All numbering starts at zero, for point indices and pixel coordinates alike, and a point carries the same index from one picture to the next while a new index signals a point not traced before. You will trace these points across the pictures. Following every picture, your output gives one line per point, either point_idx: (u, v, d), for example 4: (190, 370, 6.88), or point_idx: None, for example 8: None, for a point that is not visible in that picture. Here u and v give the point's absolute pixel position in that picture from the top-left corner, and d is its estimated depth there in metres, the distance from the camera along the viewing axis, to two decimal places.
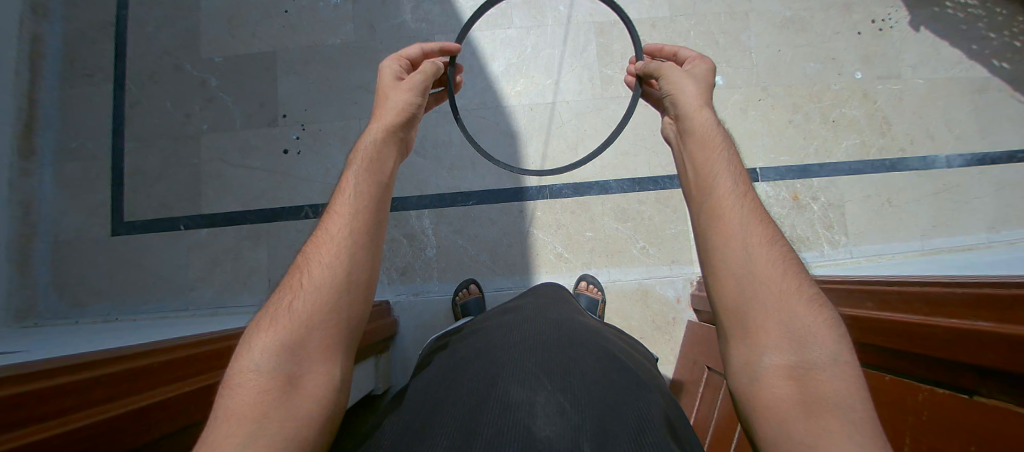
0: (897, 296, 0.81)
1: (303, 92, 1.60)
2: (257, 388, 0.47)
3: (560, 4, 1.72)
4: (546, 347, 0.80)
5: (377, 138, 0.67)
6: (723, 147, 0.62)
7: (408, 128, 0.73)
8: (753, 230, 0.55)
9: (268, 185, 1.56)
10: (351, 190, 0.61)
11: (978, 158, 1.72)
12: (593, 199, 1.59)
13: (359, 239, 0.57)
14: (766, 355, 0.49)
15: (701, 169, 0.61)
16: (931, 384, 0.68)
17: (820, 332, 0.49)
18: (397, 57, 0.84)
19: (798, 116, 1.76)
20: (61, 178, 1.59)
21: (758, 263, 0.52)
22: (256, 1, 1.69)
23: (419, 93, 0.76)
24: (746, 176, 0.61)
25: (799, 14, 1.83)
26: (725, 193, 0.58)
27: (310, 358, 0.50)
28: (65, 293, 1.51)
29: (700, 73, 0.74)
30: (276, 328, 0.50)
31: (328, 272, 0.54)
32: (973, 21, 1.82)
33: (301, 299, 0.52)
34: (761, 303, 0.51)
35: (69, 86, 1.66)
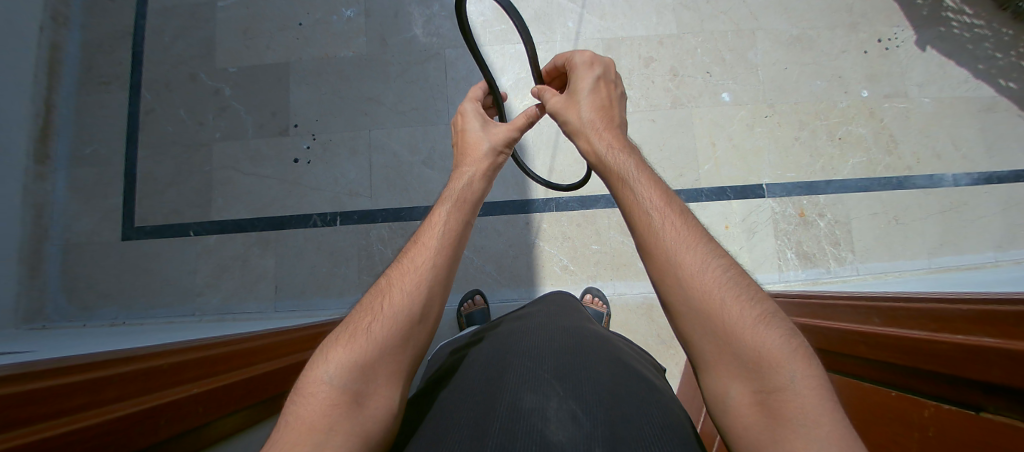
0: (904, 312, 0.81)
1: (314, 103, 1.63)
2: (327, 400, 0.48)
3: (569, 20, 1.77)
4: (554, 353, 0.80)
5: (472, 180, 0.73)
6: (634, 171, 0.63)
7: (496, 171, 0.78)
8: (681, 258, 0.54)
9: (277, 193, 1.57)
10: (439, 226, 0.65)
11: (985, 177, 1.72)
12: (600, 213, 1.59)
13: (439, 275, 0.61)
14: (731, 389, 0.47)
15: (624, 206, 0.62)
16: (934, 399, 0.68)
17: (770, 348, 0.47)
18: (472, 99, 0.88)
19: (805, 133, 1.77)
20: (76, 182, 1.62)
21: (694, 296, 0.51)
22: (271, 13, 1.72)
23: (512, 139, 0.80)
24: (666, 195, 0.60)
25: (805, 33, 1.85)
26: (649, 222, 0.58)
27: (377, 379, 0.52)
28: (76, 296, 1.52)
29: (586, 80, 0.76)
30: (353, 346, 0.53)
31: (409, 299, 0.58)
32: (979, 41, 1.83)
33: (380, 323, 0.55)
34: (708, 336, 0.50)
35: (86, 93, 1.69)
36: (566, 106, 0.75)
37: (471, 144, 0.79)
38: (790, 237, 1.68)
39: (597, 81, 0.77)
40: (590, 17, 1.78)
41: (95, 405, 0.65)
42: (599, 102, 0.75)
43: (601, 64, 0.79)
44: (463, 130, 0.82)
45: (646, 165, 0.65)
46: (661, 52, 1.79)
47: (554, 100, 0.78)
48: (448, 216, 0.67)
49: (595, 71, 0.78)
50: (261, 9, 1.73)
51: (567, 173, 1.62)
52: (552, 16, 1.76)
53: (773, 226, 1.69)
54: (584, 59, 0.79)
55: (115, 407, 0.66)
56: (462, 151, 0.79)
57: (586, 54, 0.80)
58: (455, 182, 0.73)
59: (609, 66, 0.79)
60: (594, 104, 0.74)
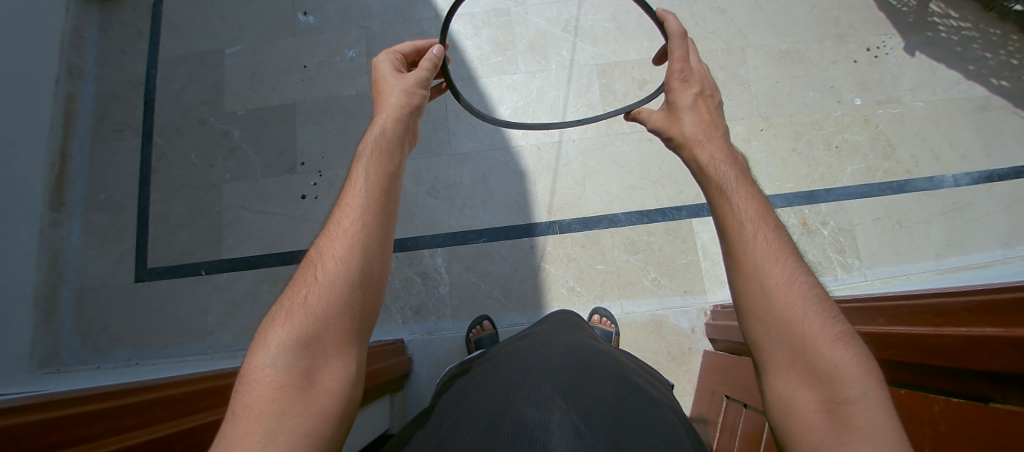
0: (904, 309, 0.84)
1: (320, 140, 1.67)
2: (275, 384, 0.48)
3: (563, 49, 1.78)
4: (558, 370, 0.80)
5: (385, 130, 0.69)
6: (736, 172, 0.64)
7: (415, 112, 0.75)
8: (768, 264, 0.55)
9: (286, 229, 1.60)
10: (361, 182, 0.61)
11: (984, 175, 1.73)
12: (604, 232, 1.61)
13: (371, 235, 0.58)
14: (797, 394, 0.50)
15: (717, 214, 0.62)
16: (945, 394, 0.68)
17: (848, 366, 0.49)
18: (390, 53, 0.85)
19: (801, 144, 1.79)
20: (90, 228, 1.66)
21: (777, 306, 0.53)
22: (277, 57, 1.79)
23: (424, 85, 0.78)
24: (761, 199, 0.62)
25: (794, 46, 1.89)
26: (746, 217, 0.59)
27: (325, 353, 0.52)
28: (89, 340, 1.54)
29: (686, 98, 0.75)
30: (291, 323, 0.52)
31: (342, 266, 0.55)
32: (968, 43, 1.86)
33: (316, 295, 0.53)
34: (781, 342, 0.52)
35: (100, 141, 1.75)
36: (667, 126, 0.76)
37: (391, 99, 0.74)
38: (794, 247, 1.69)
39: (696, 98, 0.76)
40: (583, 44, 1.79)
41: (116, 431, 0.65)
42: (706, 122, 0.73)
43: (700, 84, 0.77)
44: (375, 78, 0.77)
45: (745, 174, 0.65)
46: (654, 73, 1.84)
47: (655, 117, 0.79)
48: (370, 170, 0.63)
49: (692, 89, 0.76)
50: (266, 53, 1.79)
51: (569, 196, 1.65)
52: (546, 45, 1.79)
53: None
54: (683, 75, 0.78)
55: (134, 435, 0.66)
56: (377, 101, 0.76)
57: (682, 69, 0.79)
58: (370, 132, 0.69)
59: (706, 85, 0.78)
60: (697, 118, 0.73)
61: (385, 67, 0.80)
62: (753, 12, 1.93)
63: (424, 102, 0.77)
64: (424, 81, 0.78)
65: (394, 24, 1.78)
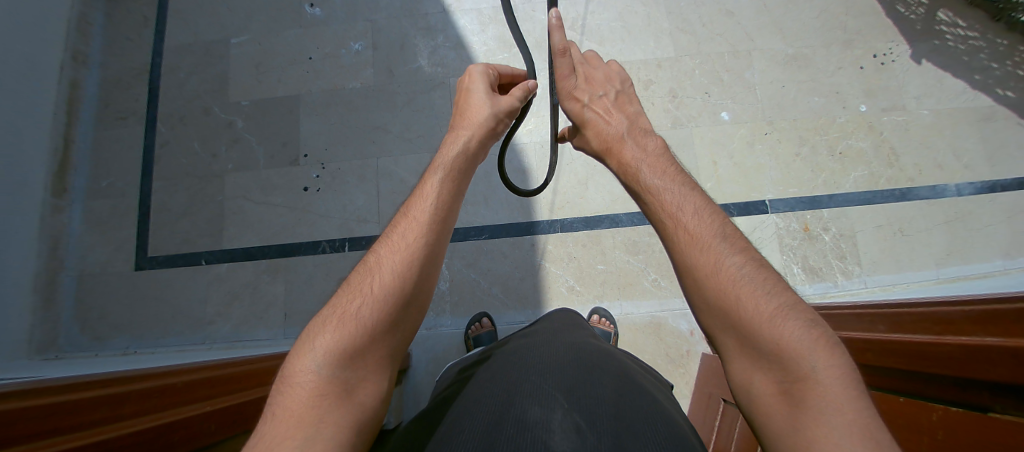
0: (907, 317, 0.84)
1: (323, 133, 1.67)
2: (313, 391, 0.47)
3: (569, 47, 1.78)
4: (559, 368, 0.80)
5: (464, 152, 0.69)
6: (658, 166, 0.65)
7: (491, 140, 0.75)
8: (697, 251, 0.54)
9: (287, 221, 1.60)
10: (428, 202, 0.62)
11: (987, 186, 1.72)
12: (605, 232, 1.61)
13: (426, 254, 0.59)
14: (756, 380, 0.48)
15: (648, 210, 0.62)
16: (943, 403, 0.68)
17: (795, 339, 0.46)
18: (489, 68, 0.83)
19: (805, 149, 1.79)
20: (90, 215, 1.65)
21: (714, 292, 0.51)
22: (282, 49, 1.78)
23: (508, 114, 0.78)
24: (688, 188, 0.62)
25: (801, 51, 1.89)
26: (669, 209, 0.59)
27: (365, 366, 0.51)
28: (88, 327, 1.54)
29: (576, 112, 0.78)
30: (338, 330, 0.51)
31: (399, 281, 0.55)
32: (975, 52, 1.86)
33: (368, 307, 0.53)
34: (727, 328, 0.50)
35: (103, 128, 1.74)
36: (582, 145, 0.80)
37: (480, 119, 0.73)
38: (795, 252, 1.69)
39: (592, 96, 0.79)
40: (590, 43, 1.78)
41: (114, 419, 0.65)
42: (599, 124, 0.75)
43: (581, 93, 0.79)
44: (466, 92, 0.77)
45: (651, 158, 0.66)
46: (660, 74, 1.83)
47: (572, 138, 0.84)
48: (438, 190, 0.63)
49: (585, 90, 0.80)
50: (272, 45, 1.79)
51: (571, 195, 1.65)
52: None
53: (777, 242, 1.70)
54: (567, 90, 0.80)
55: (132, 422, 0.66)
56: (461, 116, 0.76)
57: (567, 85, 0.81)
58: (446, 151, 0.69)
59: (593, 89, 0.79)
60: (594, 131, 0.75)
61: (477, 85, 0.79)
62: (761, 15, 1.93)
63: (501, 130, 0.78)
64: (513, 111, 0.78)
65: (400, 18, 1.77)
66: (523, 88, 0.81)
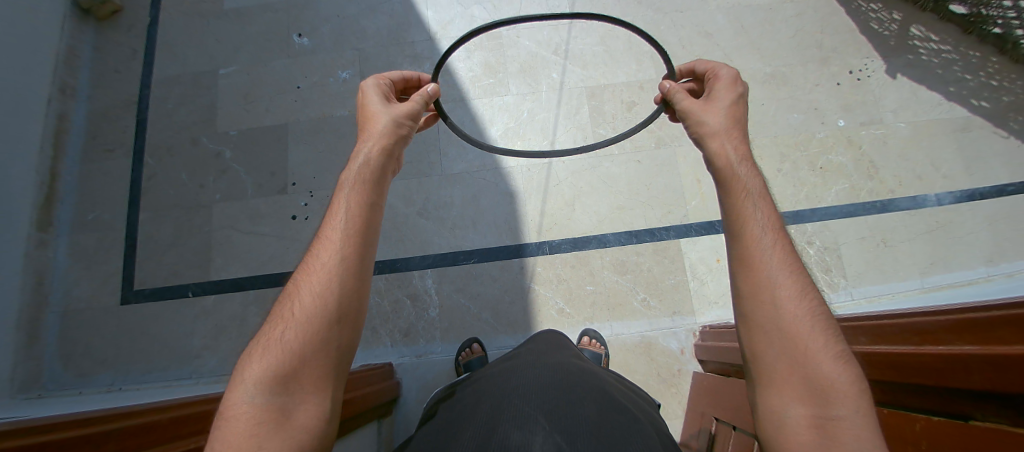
0: (888, 328, 0.86)
1: (311, 161, 1.68)
2: (250, 421, 0.46)
3: (553, 71, 1.81)
4: (541, 390, 0.81)
5: (369, 161, 0.67)
6: (757, 187, 0.61)
7: (401, 142, 0.73)
8: (781, 278, 0.53)
9: (276, 250, 1.60)
10: (341, 216, 0.59)
11: (967, 194, 1.77)
12: (593, 253, 1.63)
13: (349, 269, 0.56)
14: (789, 409, 0.48)
15: (733, 217, 0.59)
16: (930, 413, 0.68)
17: (845, 383, 0.47)
18: (379, 77, 0.84)
19: (787, 165, 1.83)
20: (77, 249, 1.64)
21: (785, 319, 0.50)
22: (271, 78, 1.80)
23: (412, 116, 0.76)
24: (779, 219, 0.59)
25: (779, 70, 1.94)
26: (763, 228, 0.57)
27: (301, 389, 0.50)
28: (72, 364, 1.52)
29: (726, 93, 0.72)
30: (267, 357, 0.50)
31: (317, 301, 0.53)
32: (948, 65, 1.93)
33: (292, 331, 0.51)
34: (781, 354, 0.50)
35: (89, 161, 1.74)
36: (702, 110, 0.71)
37: (379, 125, 0.72)
38: None
39: (738, 99, 0.73)
40: (574, 67, 1.82)
41: None
42: (737, 111, 0.71)
43: (743, 84, 0.74)
44: (362, 104, 0.76)
45: (766, 186, 0.62)
46: None
47: (686, 100, 0.74)
48: (347, 205, 0.61)
49: (737, 90, 0.73)
50: (260, 74, 1.81)
51: (559, 216, 1.67)
52: (537, 68, 1.82)
53: None
54: (731, 74, 0.75)
55: None
56: (363, 127, 0.74)
57: (730, 71, 0.76)
58: (353, 163, 0.67)
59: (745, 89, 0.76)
60: (732, 115, 0.70)
61: (371, 95, 0.78)
62: (738, 36, 1.99)
63: (410, 133, 0.77)
64: (415, 113, 0.77)
65: (388, 46, 1.81)
66: (425, 91, 0.81)
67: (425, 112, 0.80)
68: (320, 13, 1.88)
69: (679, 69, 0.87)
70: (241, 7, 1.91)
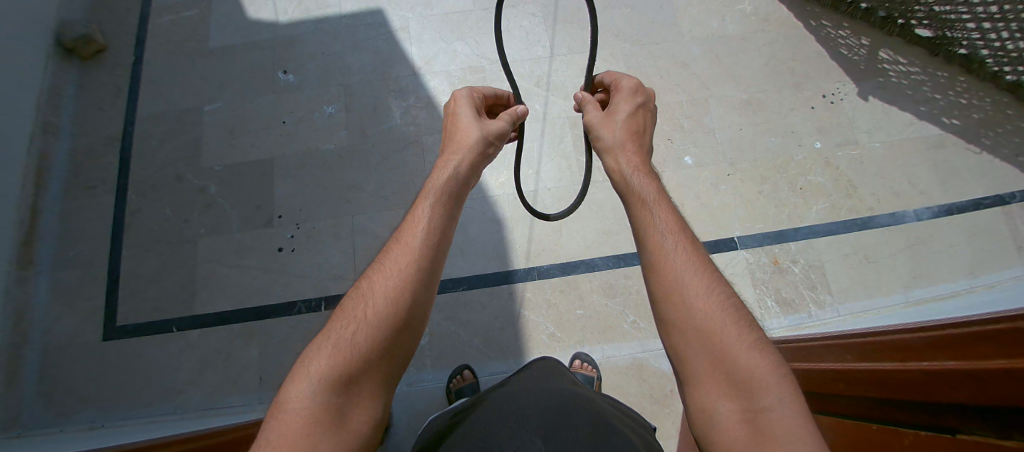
0: (869, 346, 0.89)
1: (299, 194, 1.69)
2: (310, 419, 0.44)
3: (536, 103, 1.86)
4: (537, 413, 0.82)
5: (455, 174, 0.70)
6: (652, 198, 0.62)
7: (484, 160, 0.78)
8: (681, 274, 0.53)
9: (261, 282, 1.59)
10: (424, 224, 0.62)
11: (944, 209, 1.82)
12: (582, 277, 1.64)
13: (422, 276, 0.58)
14: (718, 406, 0.45)
15: (637, 224, 0.61)
16: (913, 428, 0.70)
17: (762, 373, 0.45)
18: (475, 91, 0.89)
19: (767, 187, 1.87)
20: (56, 288, 1.61)
21: (697, 314, 0.50)
22: (258, 113, 1.82)
23: (500, 136, 0.81)
24: (682, 223, 0.60)
25: (755, 96, 2.01)
26: (660, 229, 0.58)
27: (360, 391, 0.49)
28: (47, 407, 1.46)
29: (626, 105, 0.76)
30: (335, 354, 0.49)
31: (390, 302, 0.54)
32: (917, 86, 2.01)
33: (364, 330, 0.51)
34: (699, 348, 0.48)
35: (72, 198, 1.73)
36: (602, 126, 0.75)
37: (467, 138, 0.76)
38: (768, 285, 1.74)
39: (638, 108, 0.77)
40: (556, 98, 1.86)
41: None
42: (631, 125, 0.74)
43: (644, 93, 0.78)
44: (454, 117, 0.81)
45: (665, 191, 0.64)
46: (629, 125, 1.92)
47: (593, 117, 0.78)
48: (428, 215, 0.63)
49: (637, 99, 0.77)
50: (246, 110, 1.83)
51: (546, 243, 1.68)
52: None
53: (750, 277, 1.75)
54: (630, 85, 0.78)
55: None
56: (451, 138, 0.79)
57: (632, 81, 0.79)
58: (440, 173, 0.70)
59: (650, 96, 0.79)
60: (629, 128, 0.74)
61: (464, 107, 0.82)
62: (713, 65, 2.06)
63: (491, 152, 0.81)
64: (502, 133, 0.82)
65: (373, 81, 1.84)
66: (514, 112, 0.87)
67: (510, 132, 0.85)
68: (306, 49, 1.92)
69: (593, 85, 0.93)
70: (227, 45, 1.95)
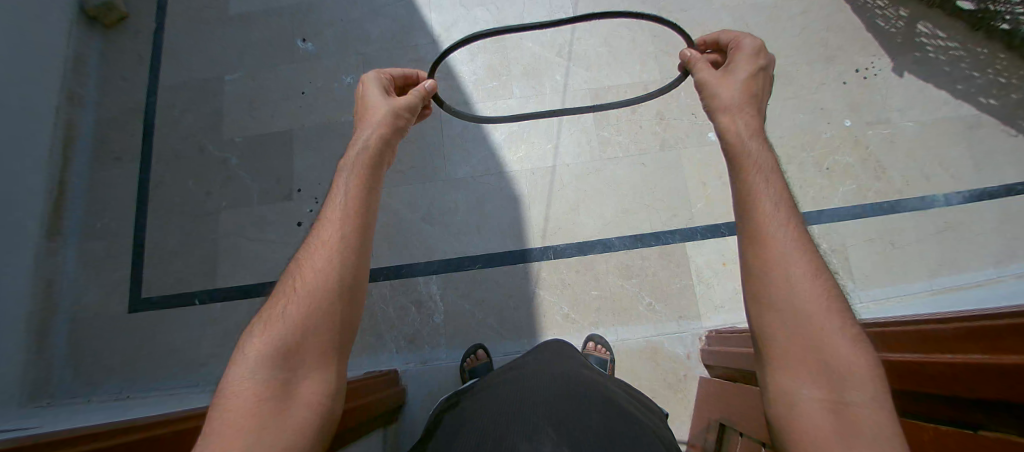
0: (899, 336, 0.84)
1: (317, 167, 1.69)
2: (249, 397, 0.45)
3: (557, 73, 1.81)
4: (550, 398, 0.81)
5: (368, 149, 0.68)
6: (765, 170, 0.58)
7: (400, 132, 0.74)
8: (791, 257, 0.50)
9: (282, 256, 1.61)
10: (340, 201, 0.60)
11: (975, 194, 1.74)
12: (598, 257, 1.62)
13: (350, 251, 0.57)
14: (801, 391, 0.45)
15: (741, 197, 0.57)
16: (937, 423, 0.66)
17: (859, 366, 0.44)
18: (380, 72, 0.84)
19: (793, 166, 1.82)
20: (86, 257, 1.66)
21: (802, 297, 0.48)
22: (275, 84, 1.81)
23: (412, 109, 0.77)
24: (793, 201, 0.56)
25: (784, 70, 1.93)
26: (771, 205, 0.55)
27: (303, 365, 0.50)
28: (81, 371, 1.53)
29: (745, 66, 0.71)
30: (269, 331, 0.50)
31: (321, 276, 0.54)
32: (955, 63, 1.90)
33: (293, 307, 0.51)
34: (795, 333, 0.47)
35: (98, 169, 1.76)
36: (714, 84, 0.71)
37: (379, 113, 0.73)
38: None
39: (756, 71, 0.72)
40: (578, 69, 1.81)
41: None
42: (744, 85, 0.69)
43: (766, 57, 0.74)
44: (362, 95, 0.77)
45: (778, 164, 0.61)
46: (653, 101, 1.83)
47: (705, 74, 0.73)
48: (343, 193, 0.61)
49: (759, 61, 0.72)
50: (264, 80, 1.82)
51: (564, 219, 1.66)
52: (541, 71, 1.81)
53: None
54: (754, 45, 0.74)
55: None
56: (362, 115, 0.75)
57: (756, 41, 0.74)
58: (353, 149, 0.68)
59: (769, 62, 0.74)
60: (746, 88, 0.69)
61: (372, 86, 0.79)
62: (742, 35, 1.97)
63: (407, 124, 0.77)
64: (415, 106, 0.78)
65: (391, 50, 1.81)
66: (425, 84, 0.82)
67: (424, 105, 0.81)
68: (322, 17, 1.88)
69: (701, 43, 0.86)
70: (245, 13, 1.93)
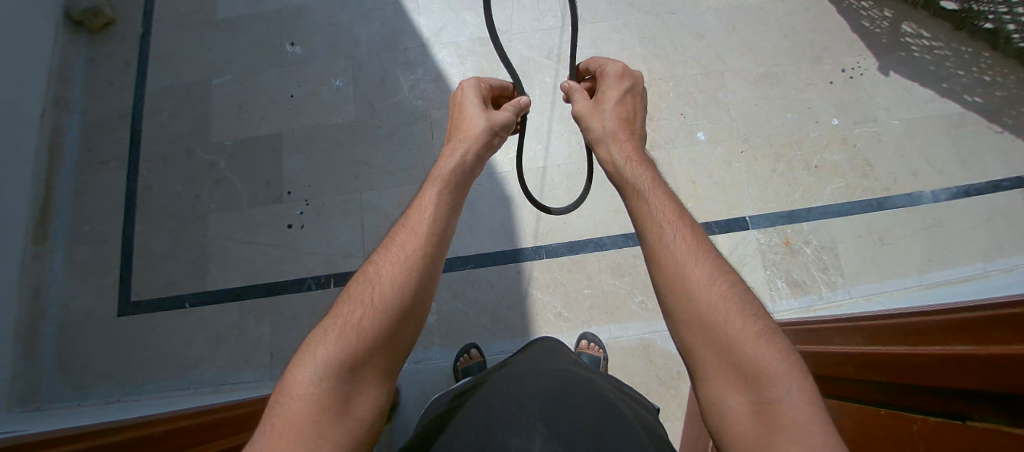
0: (884, 331, 0.84)
1: (308, 170, 1.68)
2: (312, 404, 0.44)
3: (546, 75, 1.82)
4: (541, 396, 0.81)
5: (458, 165, 0.68)
6: (652, 184, 0.60)
7: (488, 151, 0.75)
8: (687, 264, 0.51)
9: (272, 258, 1.60)
10: (431, 213, 0.60)
11: (961, 190, 1.76)
12: (590, 256, 1.63)
13: (427, 265, 0.57)
14: (728, 398, 0.44)
15: (635, 215, 0.59)
16: (921, 414, 0.66)
17: (773, 362, 0.43)
18: (480, 81, 0.86)
19: (781, 165, 1.83)
20: (73, 263, 1.64)
21: (699, 301, 0.48)
22: (264, 88, 1.81)
23: (506, 129, 0.78)
24: (679, 207, 0.58)
25: (771, 70, 1.95)
26: (657, 215, 0.56)
27: (365, 378, 0.49)
28: (68, 378, 1.51)
29: (614, 92, 0.75)
30: (344, 337, 0.49)
31: (394, 289, 0.53)
32: (940, 61, 1.93)
33: (370, 316, 0.51)
34: (704, 339, 0.47)
35: (85, 173, 1.74)
36: (590, 114, 0.74)
37: (472, 125, 0.75)
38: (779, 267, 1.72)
39: (626, 95, 0.75)
40: (567, 70, 1.83)
41: None
42: (620, 113, 0.73)
43: (631, 79, 0.77)
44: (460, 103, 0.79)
45: (662, 177, 0.63)
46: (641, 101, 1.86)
47: (582, 105, 0.77)
48: (436, 203, 0.62)
49: (625, 84, 0.76)
50: (253, 83, 1.81)
51: (554, 220, 1.67)
52: (531, 73, 1.83)
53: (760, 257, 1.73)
54: (616, 70, 0.78)
55: None
56: (456, 127, 0.77)
57: (619, 65, 0.78)
58: (445, 162, 0.69)
59: (638, 82, 0.78)
60: (620, 116, 0.72)
61: (467, 93, 0.81)
62: (729, 36, 2.00)
63: (498, 141, 0.78)
64: (509, 125, 0.80)
65: (381, 53, 1.82)
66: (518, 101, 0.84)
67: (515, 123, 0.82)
68: (312, 20, 1.89)
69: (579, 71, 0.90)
70: (234, 17, 1.92)
